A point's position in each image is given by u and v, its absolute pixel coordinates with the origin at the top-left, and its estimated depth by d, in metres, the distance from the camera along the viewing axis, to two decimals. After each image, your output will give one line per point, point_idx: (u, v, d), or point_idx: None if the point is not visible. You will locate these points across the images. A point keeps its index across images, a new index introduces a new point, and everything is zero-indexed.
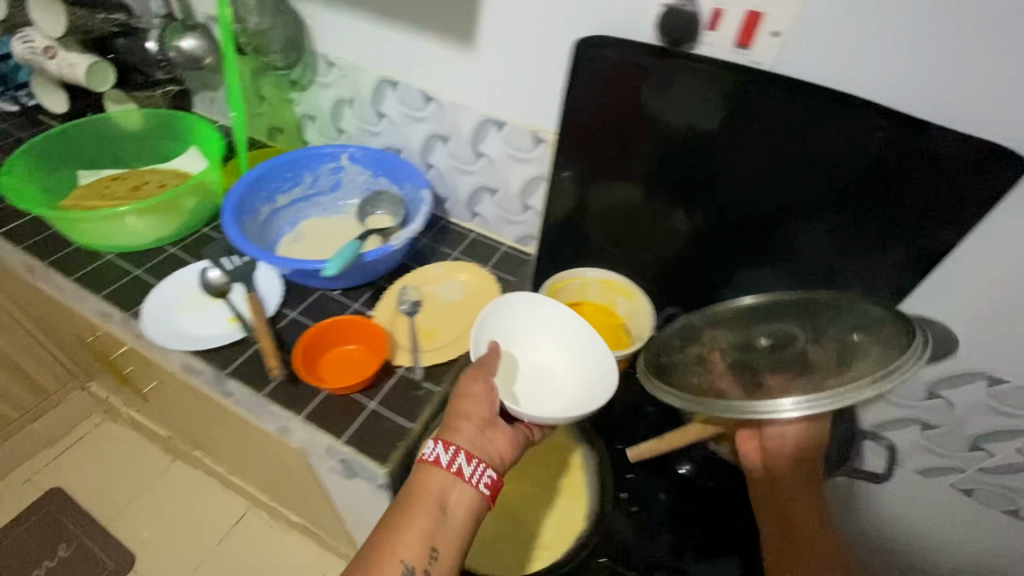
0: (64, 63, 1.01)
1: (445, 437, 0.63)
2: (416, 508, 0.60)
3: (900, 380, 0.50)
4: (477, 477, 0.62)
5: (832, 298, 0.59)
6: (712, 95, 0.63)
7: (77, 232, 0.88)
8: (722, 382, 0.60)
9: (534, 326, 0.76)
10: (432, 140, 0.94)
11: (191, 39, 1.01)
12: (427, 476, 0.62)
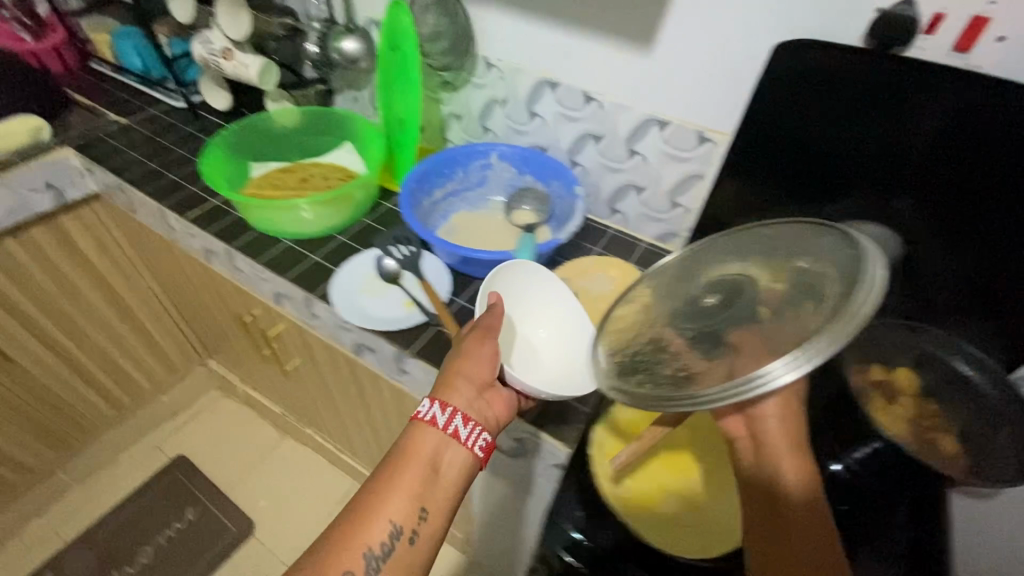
0: (239, 65, 1.08)
1: (439, 398, 0.68)
2: (406, 468, 0.64)
3: (875, 290, 0.46)
4: (473, 440, 0.67)
5: (786, 248, 0.58)
6: (802, 86, 0.69)
7: (268, 222, 0.97)
8: (681, 362, 0.56)
9: (538, 309, 0.87)
10: (583, 139, 0.97)
11: (352, 41, 1.09)
12: (416, 437, 0.66)
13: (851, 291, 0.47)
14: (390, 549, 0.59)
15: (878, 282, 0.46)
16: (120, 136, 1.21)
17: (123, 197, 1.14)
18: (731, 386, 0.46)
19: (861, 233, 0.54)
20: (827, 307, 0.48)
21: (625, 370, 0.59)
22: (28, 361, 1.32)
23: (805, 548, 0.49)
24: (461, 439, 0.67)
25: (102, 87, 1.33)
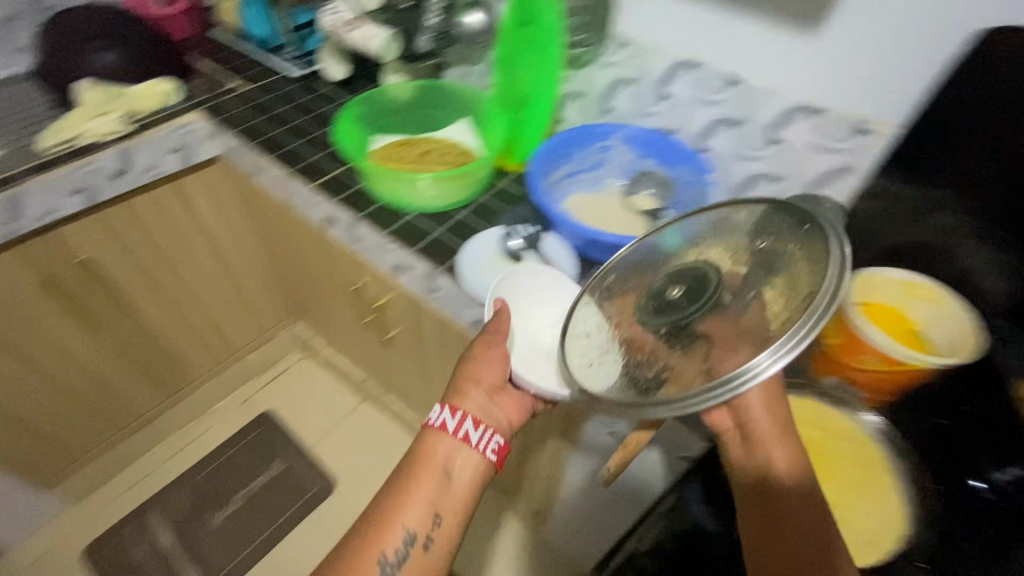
0: (362, 35, 1.09)
1: (451, 404, 0.78)
2: (423, 473, 0.73)
3: (844, 259, 0.54)
4: (484, 444, 0.76)
5: (744, 229, 0.65)
6: (964, 72, 0.68)
7: (391, 192, 0.99)
8: (661, 355, 0.62)
9: (550, 303, 0.85)
10: (716, 123, 0.93)
11: (476, 14, 1.08)
12: (433, 445, 0.76)
13: (822, 273, 0.55)
14: (410, 545, 0.68)
15: (836, 270, 0.54)
16: (238, 100, 1.22)
17: (243, 161, 1.17)
18: (724, 382, 0.53)
19: (815, 210, 0.61)
20: (794, 299, 0.56)
21: (606, 371, 0.65)
22: (146, 311, 1.40)
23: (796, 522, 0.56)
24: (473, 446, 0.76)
25: (218, 49, 1.35)
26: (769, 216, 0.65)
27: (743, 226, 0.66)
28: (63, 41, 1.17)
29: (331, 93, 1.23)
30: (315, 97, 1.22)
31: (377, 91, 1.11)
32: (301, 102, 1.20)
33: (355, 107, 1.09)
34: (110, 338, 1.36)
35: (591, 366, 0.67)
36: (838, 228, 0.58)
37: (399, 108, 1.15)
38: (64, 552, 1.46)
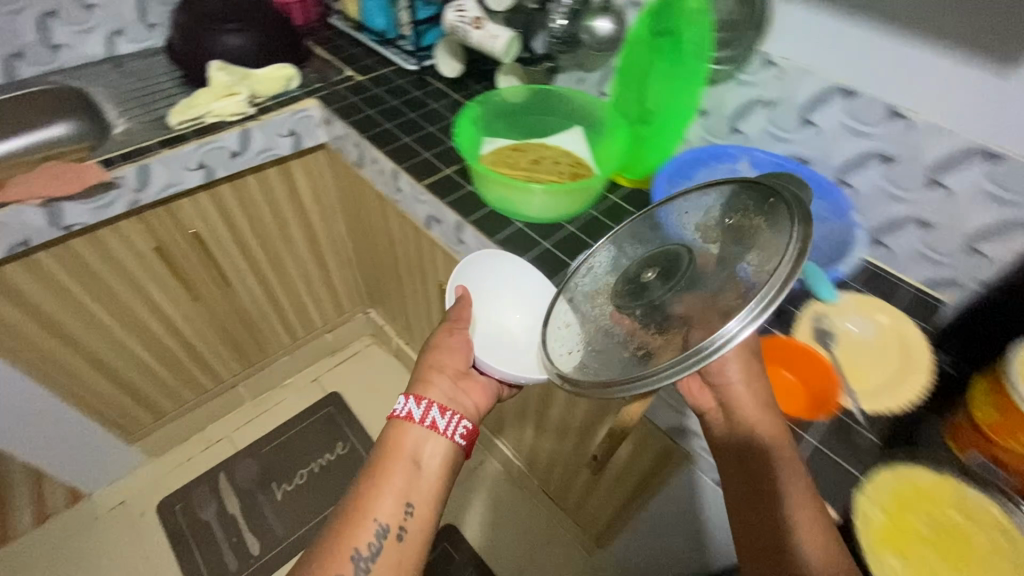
0: (485, 34, 1.07)
1: (415, 395, 0.79)
2: (393, 466, 0.72)
3: (803, 222, 0.54)
4: (451, 428, 0.76)
5: (712, 212, 0.67)
6: None
7: (505, 201, 0.97)
8: (636, 336, 0.63)
9: (522, 295, 0.93)
10: (867, 157, 0.83)
11: (606, 21, 1.03)
12: (400, 436, 0.75)
13: (783, 238, 0.55)
14: (385, 532, 0.67)
15: (798, 232, 0.54)
16: (353, 91, 1.23)
17: (352, 152, 1.19)
18: (689, 354, 0.52)
19: (782, 185, 0.60)
20: (753, 269, 0.55)
21: (584, 355, 0.67)
22: (240, 288, 1.43)
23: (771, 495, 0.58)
24: (438, 432, 0.75)
25: (335, 41, 1.38)
26: (738, 193, 0.65)
27: (713, 207, 0.67)
28: (197, 22, 1.21)
29: (440, 89, 1.22)
30: (426, 94, 1.21)
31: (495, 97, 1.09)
32: (412, 98, 1.20)
33: (472, 110, 1.06)
34: (206, 310, 1.41)
35: (569, 354, 0.69)
36: (801, 196, 0.58)
37: (512, 111, 1.12)
38: (142, 506, 1.54)
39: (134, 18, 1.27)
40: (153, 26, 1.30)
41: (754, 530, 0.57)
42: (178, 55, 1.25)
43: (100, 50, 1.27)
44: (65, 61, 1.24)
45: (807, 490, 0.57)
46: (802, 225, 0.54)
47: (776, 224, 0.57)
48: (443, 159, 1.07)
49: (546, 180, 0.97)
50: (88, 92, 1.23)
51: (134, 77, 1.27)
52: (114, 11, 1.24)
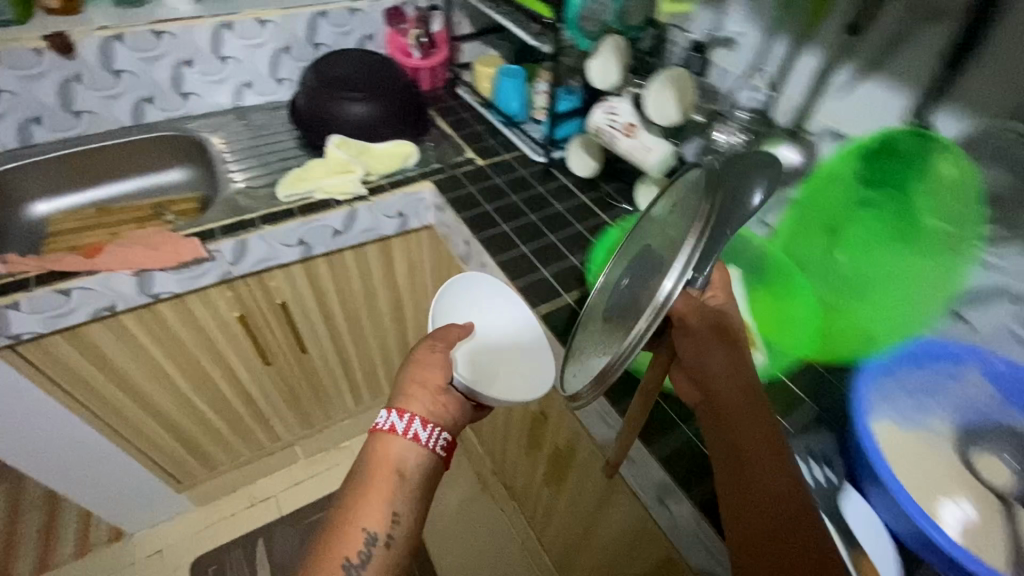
0: (639, 145, 0.91)
1: (397, 408, 0.67)
2: (377, 481, 0.62)
3: (735, 186, 0.53)
4: (433, 440, 0.66)
5: (666, 203, 0.65)
6: None
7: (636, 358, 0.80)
8: (612, 333, 0.60)
9: (501, 317, 0.90)
10: None
11: (790, 151, 0.83)
12: (383, 448, 0.65)
13: (708, 200, 0.53)
14: (371, 554, 0.57)
15: (730, 193, 0.53)
16: (472, 177, 1.11)
17: (459, 244, 1.06)
18: (646, 325, 0.51)
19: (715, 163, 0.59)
20: (687, 222, 0.54)
21: (580, 368, 0.63)
22: (314, 355, 1.33)
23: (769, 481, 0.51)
24: (420, 443, 0.66)
25: (458, 113, 1.29)
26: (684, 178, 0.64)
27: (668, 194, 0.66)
28: (327, 88, 1.15)
29: (564, 187, 1.09)
30: (550, 191, 1.08)
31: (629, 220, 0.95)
32: (534, 194, 1.08)
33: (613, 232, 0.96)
34: (277, 374, 1.32)
35: (575, 371, 0.64)
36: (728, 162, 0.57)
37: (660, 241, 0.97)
38: (177, 560, 1.46)
39: (265, 72, 1.23)
40: (281, 80, 1.26)
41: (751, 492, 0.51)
42: (300, 115, 1.19)
43: (228, 100, 1.24)
44: (192, 108, 1.21)
45: (729, 379, 0.56)
46: (730, 190, 0.53)
47: (705, 180, 0.58)
48: (562, 281, 0.92)
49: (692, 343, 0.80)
50: (206, 142, 1.19)
51: (253, 132, 1.23)
52: (249, 66, 1.21)
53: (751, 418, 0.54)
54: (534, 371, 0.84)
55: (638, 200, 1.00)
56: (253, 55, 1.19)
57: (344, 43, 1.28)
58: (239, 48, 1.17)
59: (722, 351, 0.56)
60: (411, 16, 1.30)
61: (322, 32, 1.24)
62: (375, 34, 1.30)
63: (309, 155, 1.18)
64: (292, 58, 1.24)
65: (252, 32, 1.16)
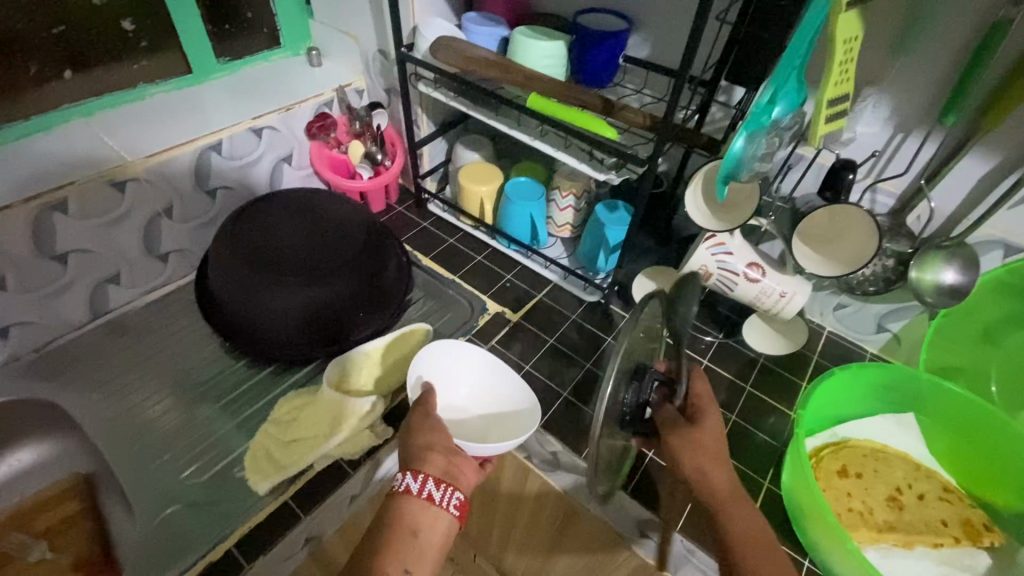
0: (771, 290, 0.69)
1: (412, 466, 0.53)
2: (398, 536, 0.49)
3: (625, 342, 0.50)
4: (447, 502, 0.51)
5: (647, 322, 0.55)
6: None
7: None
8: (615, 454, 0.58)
9: (451, 367, 0.69)
10: None
11: (956, 273, 0.66)
12: (396, 512, 0.51)
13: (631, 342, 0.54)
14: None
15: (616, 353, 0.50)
16: (522, 350, 0.80)
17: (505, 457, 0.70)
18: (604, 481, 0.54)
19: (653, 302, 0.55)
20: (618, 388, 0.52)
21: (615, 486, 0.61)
22: None
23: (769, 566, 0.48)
24: (434, 505, 0.51)
25: (443, 241, 0.95)
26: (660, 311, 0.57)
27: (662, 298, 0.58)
28: (263, 267, 0.73)
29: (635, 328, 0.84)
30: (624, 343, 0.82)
31: (824, 378, 0.68)
32: (607, 351, 0.81)
33: (815, 385, 0.67)
34: None
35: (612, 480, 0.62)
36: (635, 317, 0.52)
37: (855, 398, 0.73)
38: None
39: (139, 253, 0.78)
40: (166, 255, 0.81)
41: None
42: (216, 313, 0.75)
43: (83, 312, 0.76)
44: (20, 343, 0.73)
45: (724, 467, 0.52)
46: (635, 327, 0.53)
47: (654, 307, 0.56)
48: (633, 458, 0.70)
49: (892, 549, 0.62)
50: (65, 400, 0.72)
51: (143, 351, 0.78)
52: (110, 252, 0.75)
53: (744, 509, 0.51)
54: (465, 401, 0.67)
55: (752, 344, 0.82)
56: (111, 236, 0.73)
57: (252, 178, 0.85)
58: (85, 233, 0.71)
59: (707, 450, 0.51)
60: (339, 117, 0.91)
61: (217, 171, 0.81)
62: (293, 152, 0.88)
63: (259, 369, 0.77)
64: (178, 219, 0.80)
65: (102, 203, 0.71)
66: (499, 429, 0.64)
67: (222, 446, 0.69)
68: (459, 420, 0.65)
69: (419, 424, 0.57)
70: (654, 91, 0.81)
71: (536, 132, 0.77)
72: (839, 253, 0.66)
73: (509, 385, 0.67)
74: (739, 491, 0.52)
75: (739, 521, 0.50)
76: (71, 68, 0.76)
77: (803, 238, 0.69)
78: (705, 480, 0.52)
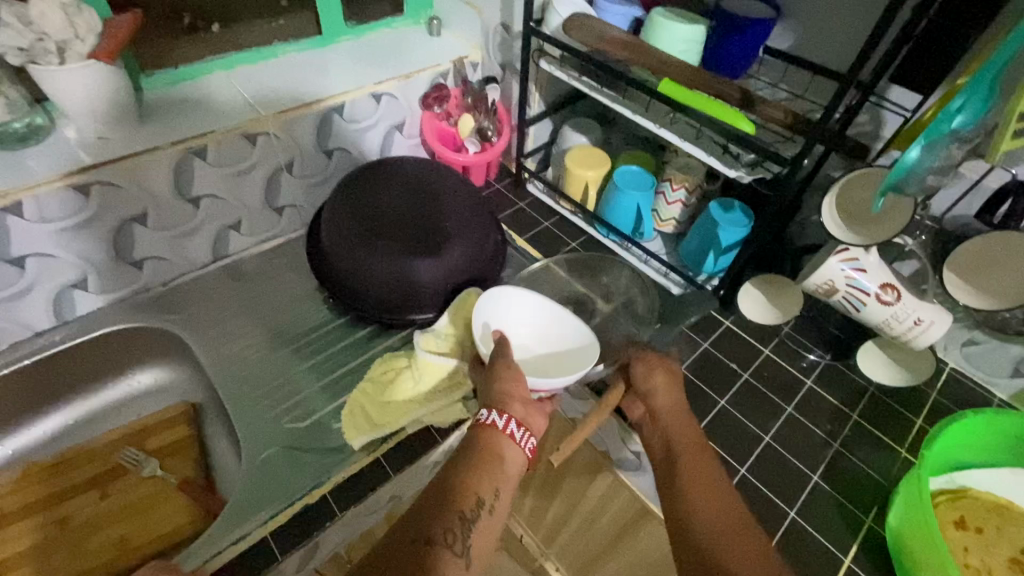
0: (904, 317, 0.63)
1: (496, 405, 0.53)
2: (484, 463, 0.48)
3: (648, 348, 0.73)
4: (525, 444, 0.51)
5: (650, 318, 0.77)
6: None
7: None
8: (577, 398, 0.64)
9: (513, 309, 0.67)
10: None
11: None
12: (478, 443, 0.50)
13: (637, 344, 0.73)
14: (476, 527, 0.45)
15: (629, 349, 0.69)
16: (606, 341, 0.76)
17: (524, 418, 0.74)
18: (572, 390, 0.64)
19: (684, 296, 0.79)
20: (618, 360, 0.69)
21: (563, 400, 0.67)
22: None
23: (705, 491, 0.49)
24: (514, 444, 0.51)
25: (538, 223, 0.94)
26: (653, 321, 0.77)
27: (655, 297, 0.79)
28: (374, 228, 0.75)
29: (734, 336, 0.80)
30: (720, 350, 0.79)
31: (952, 424, 0.62)
32: (701, 357, 0.78)
33: (940, 430, 0.62)
34: None
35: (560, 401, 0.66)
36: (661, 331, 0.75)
37: (978, 443, 0.65)
38: None
39: (259, 204, 0.82)
40: (282, 209, 0.85)
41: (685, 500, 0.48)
42: (326, 271, 0.78)
43: (205, 254, 0.82)
44: (152, 276, 0.79)
45: (667, 391, 0.58)
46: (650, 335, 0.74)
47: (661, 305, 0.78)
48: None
49: None
50: (185, 335, 0.78)
51: (253, 297, 0.83)
52: (236, 201, 0.79)
53: (689, 432, 0.55)
54: (529, 338, 0.66)
55: (864, 371, 0.75)
56: (238, 186, 0.77)
57: (366, 142, 0.87)
58: (217, 180, 0.75)
59: (655, 381, 0.59)
60: (454, 89, 0.90)
61: (337, 133, 0.83)
62: (405, 122, 0.89)
63: (356, 328, 0.80)
64: (298, 175, 0.83)
65: (236, 153, 0.74)
66: (562, 366, 0.64)
67: (322, 398, 0.73)
68: (523, 356, 0.65)
69: (501, 370, 0.56)
70: (791, 86, 0.75)
71: (665, 120, 0.74)
72: (999, 291, 0.61)
73: (568, 325, 0.65)
74: (680, 415, 0.56)
75: (674, 432, 0.55)
76: (218, 22, 0.82)
77: (971, 270, 0.63)
78: (654, 398, 0.58)
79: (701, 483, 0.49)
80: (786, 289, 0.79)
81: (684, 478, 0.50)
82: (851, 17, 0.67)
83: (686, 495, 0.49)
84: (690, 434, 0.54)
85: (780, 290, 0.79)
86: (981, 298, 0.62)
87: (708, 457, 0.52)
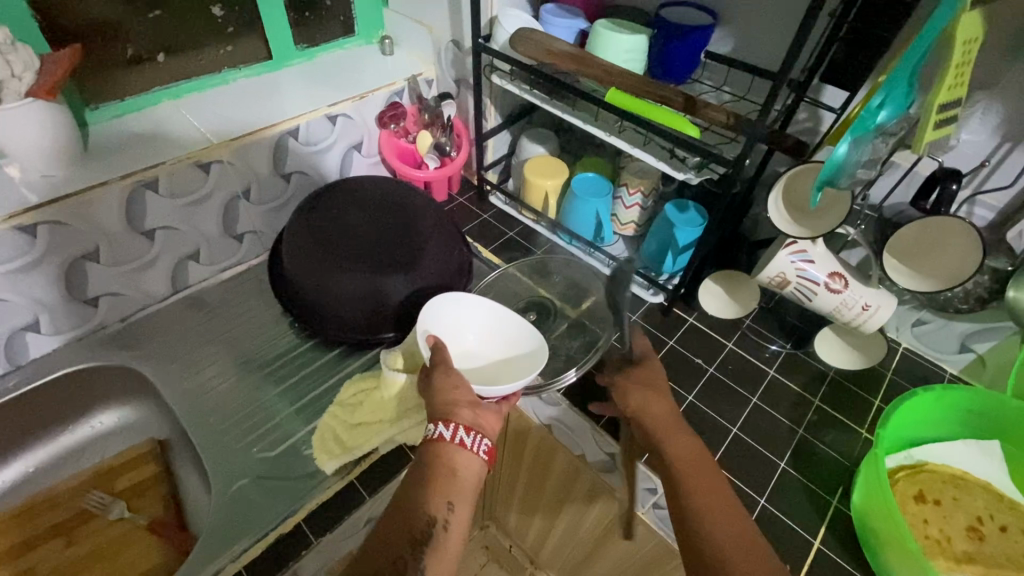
0: (853, 302, 0.66)
1: (441, 416, 0.51)
2: (436, 480, 0.49)
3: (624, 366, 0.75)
4: (478, 446, 0.51)
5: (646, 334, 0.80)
6: None
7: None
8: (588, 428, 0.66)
9: (458, 314, 0.65)
10: None
11: None
12: (430, 456, 0.50)
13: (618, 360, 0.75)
14: (432, 551, 0.45)
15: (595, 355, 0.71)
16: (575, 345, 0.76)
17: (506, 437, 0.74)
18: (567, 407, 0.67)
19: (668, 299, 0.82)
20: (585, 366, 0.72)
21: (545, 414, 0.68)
22: None
23: (713, 507, 0.48)
24: (465, 450, 0.50)
25: (503, 233, 0.95)
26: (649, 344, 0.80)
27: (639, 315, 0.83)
28: (332, 250, 0.74)
29: (698, 332, 0.82)
30: (686, 346, 0.81)
31: (903, 400, 0.65)
32: (668, 355, 0.79)
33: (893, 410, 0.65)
34: None
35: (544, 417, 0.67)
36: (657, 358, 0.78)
37: (933, 418, 0.68)
38: None
39: (217, 232, 0.81)
40: (242, 235, 0.84)
41: (691, 527, 0.47)
42: (290, 296, 0.77)
43: (165, 285, 0.80)
44: (108, 313, 0.77)
45: (660, 405, 0.56)
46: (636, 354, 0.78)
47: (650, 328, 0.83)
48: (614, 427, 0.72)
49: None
50: (147, 370, 0.76)
51: (218, 325, 0.81)
52: (193, 230, 0.78)
53: (687, 445, 0.53)
54: (476, 345, 0.65)
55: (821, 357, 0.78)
56: (194, 216, 0.77)
57: (325, 162, 0.87)
58: (170, 211, 0.74)
59: (642, 396, 0.57)
60: (409, 107, 0.91)
61: (294, 156, 0.82)
62: (363, 141, 0.89)
63: (324, 351, 0.79)
64: (255, 202, 0.82)
65: (188, 182, 0.73)
66: (508, 372, 0.63)
67: (294, 423, 0.72)
68: (471, 364, 0.63)
69: (439, 381, 0.54)
70: (734, 88, 0.78)
71: (614, 128, 0.76)
72: (941, 271, 0.65)
73: (518, 330, 0.65)
74: (676, 428, 0.54)
75: (674, 447, 0.53)
76: (164, 51, 0.80)
77: (913, 253, 0.67)
78: (646, 411, 0.56)
79: (707, 504, 0.48)
80: (742, 282, 0.82)
81: (688, 499, 0.49)
82: (783, 23, 0.70)
83: (692, 519, 0.48)
84: (688, 447, 0.53)
85: (738, 281, 0.82)
86: (926, 277, 0.66)
87: (707, 472, 0.51)
